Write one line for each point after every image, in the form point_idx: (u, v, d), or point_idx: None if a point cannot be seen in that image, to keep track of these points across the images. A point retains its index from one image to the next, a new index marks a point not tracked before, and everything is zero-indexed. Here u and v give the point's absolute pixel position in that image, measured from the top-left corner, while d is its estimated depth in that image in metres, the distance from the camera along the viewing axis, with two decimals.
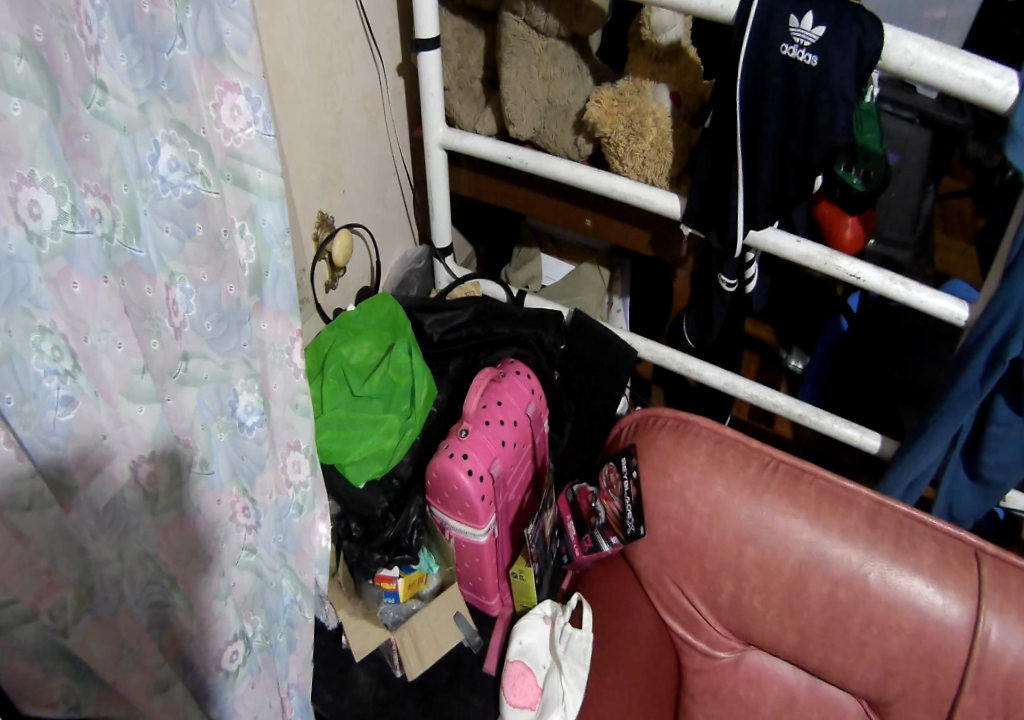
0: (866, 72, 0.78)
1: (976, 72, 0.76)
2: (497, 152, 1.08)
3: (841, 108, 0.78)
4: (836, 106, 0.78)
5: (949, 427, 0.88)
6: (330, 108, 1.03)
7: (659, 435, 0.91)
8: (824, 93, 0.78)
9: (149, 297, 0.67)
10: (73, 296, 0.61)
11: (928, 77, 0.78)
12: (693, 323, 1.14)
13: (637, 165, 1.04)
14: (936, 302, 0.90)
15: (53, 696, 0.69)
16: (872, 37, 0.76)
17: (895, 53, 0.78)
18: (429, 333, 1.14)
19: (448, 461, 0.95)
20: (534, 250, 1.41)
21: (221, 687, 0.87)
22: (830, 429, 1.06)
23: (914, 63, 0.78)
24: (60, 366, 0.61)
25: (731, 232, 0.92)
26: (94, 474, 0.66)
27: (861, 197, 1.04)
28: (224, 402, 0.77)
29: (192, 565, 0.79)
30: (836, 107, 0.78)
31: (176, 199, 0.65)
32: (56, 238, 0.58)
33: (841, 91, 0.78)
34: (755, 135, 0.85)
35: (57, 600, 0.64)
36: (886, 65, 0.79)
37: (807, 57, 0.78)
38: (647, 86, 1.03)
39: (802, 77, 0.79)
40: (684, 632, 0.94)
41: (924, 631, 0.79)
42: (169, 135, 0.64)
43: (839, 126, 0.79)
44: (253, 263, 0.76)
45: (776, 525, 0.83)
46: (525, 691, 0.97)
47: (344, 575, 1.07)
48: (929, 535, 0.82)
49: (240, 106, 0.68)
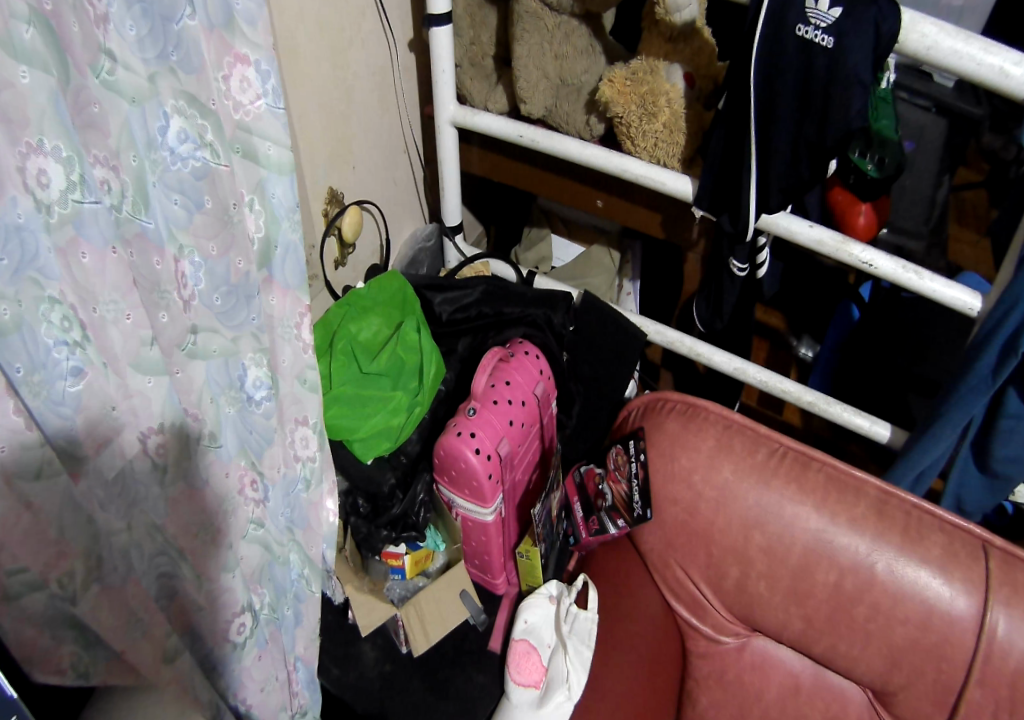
0: (883, 55, 0.76)
1: (993, 59, 0.75)
2: (508, 131, 1.07)
3: (857, 91, 0.77)
4: (851, 89, 0.77)
5: (959, 419, 0.88)
6: (340, 82, 1.02)
7: (668, 418, 0.91)
8: (839, 76, 0.77)
9: (158, 270, 0.67)
10: (82, 267, 0.61)
11: (945, 62, 0.77)
12: (704, 307, 1.12)
13: (649, 147, 1.03)
14: (949, 292, 0.89)
15: (62, 663, 0.69)
16: (889, 21, 0.75)
17: (912, 36, 0.77)
18: (438, 312, 1.13)
19: (455, 439, 0.94)
20: (545, 230, 1.40)
21: (229, 658, 0.87)
22: (839, 417, 1.05)
23: (931, 47, 0.77)
24: (69, 337, 0.61)
25: (742, 216, 0.91)
26: (104, 445, 0.67)
27: (875, 183, 1.03)
28: (233, 376, 0.77)
29: (201, 537, 0.80)
30: (851, 90, 0.77)
31: (185, 170, 0.65)
32: (64, 207, 0.58)
33: (856, 73, 0.76)
34: (769, 118, 0.83)
35: (66, 568, 0.65)
36: (902, 50, 0.78)
37: (823, 38, 0.77)
38: (660, 66, 1.01)
39: (817, 59, 0.78)
40: (689, 616, 0.94)
41: (930, 624, 0.79)
42: (179, 106, 0.63)
43: (855, 110, 0.78)
44: (262, 236, 0.76)
45: (784, 511, 0.83)
46: (530, 671, 0.96)
47: (350, 550, 1.08)
48: (937, 526, 0.81)
49: (249, 77, 0.67)
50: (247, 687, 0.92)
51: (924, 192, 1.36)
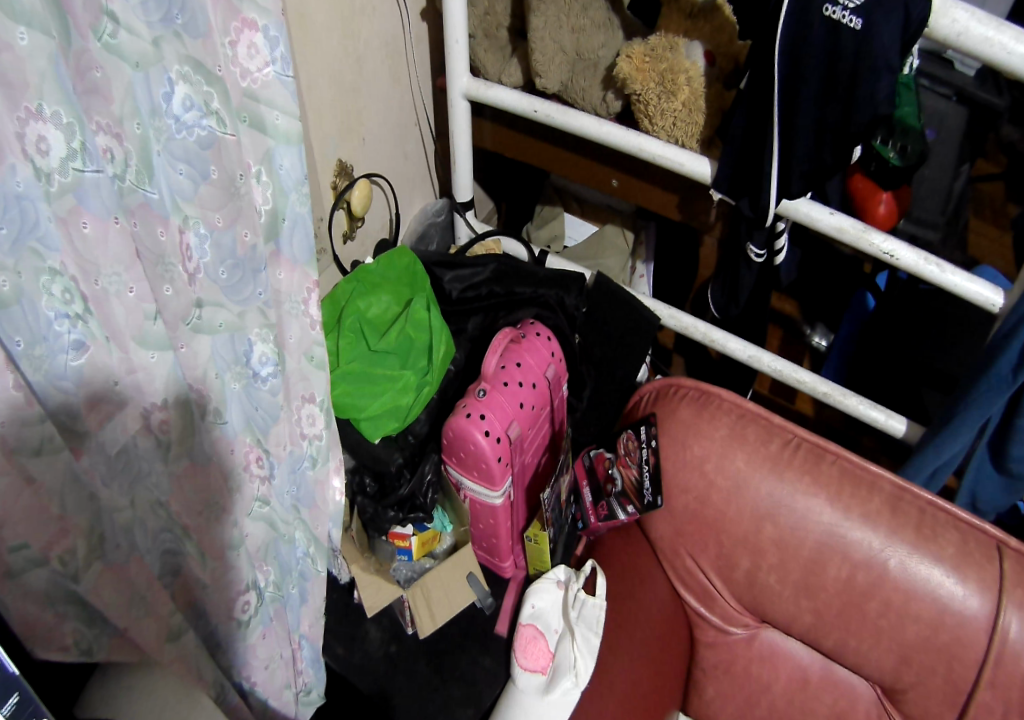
0: (911, 40, 0.74)
1: None
2: (522, 105, 1.04)
3: (885, 78, 0.74)
4: (878, 75, 0.74)
5: (977, 417, 0.85)
6: (351, 53, 1.00)
7: (681, 405, 0.89)
8: (866, 61, 0.74)
9: (162, 241, 0.64)
10: (84, 237, 0.59)
11: (974, 50, 0.74)
12: (719, 292, 1.09)
13: (668, 126, 0.98)
14: (972, 287, 0.86)
15: (65, 640, 0.68)
16: (919, 5, 0.72)
17: (943, 21, 0.73)
18: (448, 290, 1.11)
19: (465, 421, 0.93)
20: (557, 208, 1.36)
21: (234, 636, 0.87)
22: (854, 409, 1.01)
23: (961, 33, 0.73)
24: (71, 309, 0.60)
25: (763, 199, 0.87)
26: (106, 419, 0.66)
27: (897, 172, 1.02)
28: (238, 352, 0.75)
29: (206, 515, 0.78)
30: (877, 76, 0.74)
31: (191, 140, 0.62)
32: (65, 176, 0.56)
33: (884, 59, 0.73)
34: (792, 98, 0.80)
35: (68, 546, 0.64)
36: (932, 34, 0.75)
37: (851, 20, 0.74)
38: (680, 42, 0.98)
39: (844, 42, 0.74)
40: (698, 606, 0.92)
41: (942, 623, 0.77)
42: (184, 72, 0.60)
43: (881, 96, 0.75)
44: (269, 208, 0.74)
45: (796, 503, 0.81)
46: (536, 656, 0.93)
47: (358, 531, 1.05)
48: (952, 524, 0.79)
49: (257, 44, 0.65)
50: (252, 665, 0.91)
51: (941, 183, 1.32)
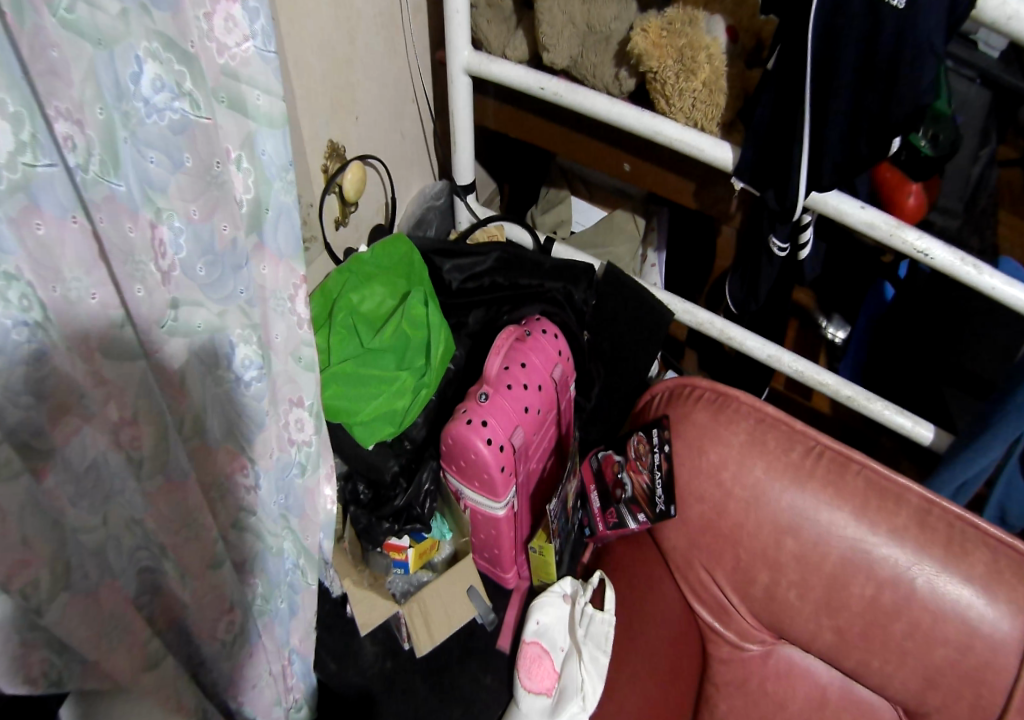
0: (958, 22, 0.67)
1: None
2: (528, 81, 0.97)
3: (928, 62, 0.67)
4: (923, 61, 0.67)
5: (1010, 431, 0.80)
6: (343, 24, 0.92)
7: (696, 409, 0.83)
8: (909, 46, 0.67)
9: (131, 237, 0.58)
10: (38, 239, 0.52)
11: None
12: (737, 286, 1.02)
13: (685, 107, 0.91)
14: (1010, 291, 0.80)
15: (33, 671, 0.63)
16: None
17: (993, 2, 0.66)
18: (447, 280, 1.05)
19: (465, 427, 0.87)
20: (564, 192, 1.28)
21: (219, 654, 0.82)
22: (879, 415, 0.96)
23: (1011, 18, 0.66)
24: (30, 317, 0.53)
25: (790, 192, 0.81)
26: (74, 432, 0.59)
27: (928, 162, 0.96)
28: (219, 355, 0.69)
29: (182, 533, 0.72)
30: (921, 59, 0.67)
31: (163, 124, 0.56)
32: (14, 172, 0.49)
33: (928, 44, 0.66)
34: (826, 79, 0.73)
35: (30, 576, 0.58)
36: (979, 18, 0.67)
37: None
38: (701, 16, 0.89)
39: (885, 20, 0.67)
40: (712, 620, 0.87)
41: (971, 646, 0.73)
42: (153, 50, 0.54)
43: (923, 87, 0.68)
44: (251, 198, 0.67)
45: (819, 515, 0.76)
46: (541, 676, 0.94)
47: (350, 542, 0.99)
48: (982, 541, 0.74)
49: (235, 16, 0.58)
50: (241, 683, 0.87)
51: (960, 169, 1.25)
